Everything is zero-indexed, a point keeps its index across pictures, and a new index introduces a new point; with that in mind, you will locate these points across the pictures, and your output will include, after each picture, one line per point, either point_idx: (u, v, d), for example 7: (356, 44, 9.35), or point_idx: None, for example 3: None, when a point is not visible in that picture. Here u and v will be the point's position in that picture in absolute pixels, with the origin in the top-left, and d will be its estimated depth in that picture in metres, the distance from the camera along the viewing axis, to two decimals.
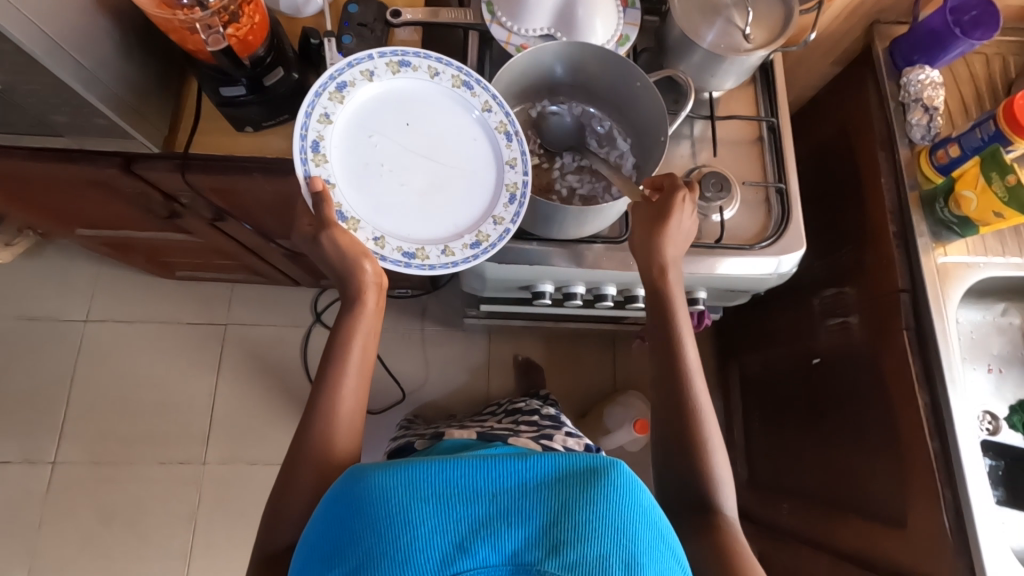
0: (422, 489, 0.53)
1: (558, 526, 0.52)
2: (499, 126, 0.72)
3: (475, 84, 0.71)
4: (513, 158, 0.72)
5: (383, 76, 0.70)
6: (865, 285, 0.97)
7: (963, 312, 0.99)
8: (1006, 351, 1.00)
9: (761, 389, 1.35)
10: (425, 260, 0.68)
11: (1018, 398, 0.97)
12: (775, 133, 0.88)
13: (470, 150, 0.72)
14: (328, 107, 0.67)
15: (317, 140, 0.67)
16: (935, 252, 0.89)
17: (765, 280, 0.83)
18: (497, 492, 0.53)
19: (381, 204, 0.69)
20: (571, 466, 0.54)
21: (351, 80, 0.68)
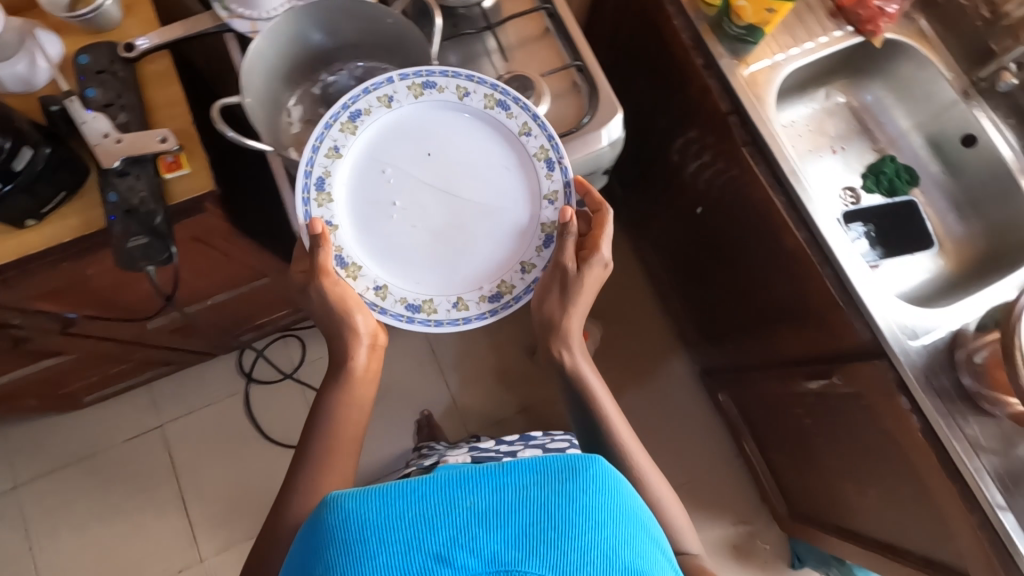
0: (394, 512, 0.44)
1: (552, 525, 0.45)
2: (539, 153, 0.73)
3: (513, 102, 0.73)
4: (552, 191, 0.74)
5: (404, 99, 0.72)
6: (701, 122, 1.01)
7: (793, 111, 1.06)
8: (842, 129, 1.07)
9: (675, 256, 1.41)
10: (432, 313, 0.72)
11: (866, 165, 1.06)
12: (555, 18, 0.89)
13: (503, 178, 0.75)
14: (339, 139, 0.70)
15: (323, 175, 0.70)
16: (740, 68, 0.93)
17: (602, 156, 0.85)
18: (480, 506, 0.45)
19: (391, 245, 0.73)
20: (557, 468, 0.46)
21: (366, 106, 0.71)
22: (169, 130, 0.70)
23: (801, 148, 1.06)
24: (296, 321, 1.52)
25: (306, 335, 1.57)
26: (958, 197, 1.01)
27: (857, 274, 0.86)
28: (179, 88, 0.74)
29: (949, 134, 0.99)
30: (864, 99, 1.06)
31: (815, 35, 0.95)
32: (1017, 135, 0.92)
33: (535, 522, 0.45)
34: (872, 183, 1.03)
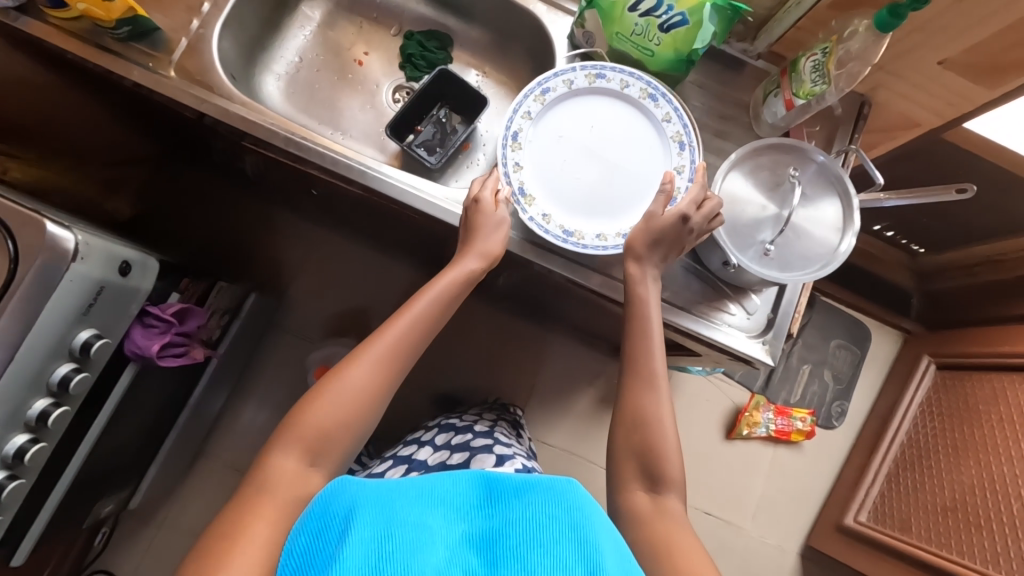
0: (394, 497, 0.49)
1: (530, 519, 0.47)
2: (675, 136, 0.73)
3: (663, 95, 0.73)
4: (682, 166, 0.73)
5: (580, 84, 0.73)
6: (202, 128, 0.84)
7: (289, 52, 0.92)
8: (353, 34, 0.94)
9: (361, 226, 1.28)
10: (581, 239, 0.70)
11: (398, 54, 0.95)
12: None
13: (640, 152, 0.74)
14: (531, 106, 0.72)
15: (517, 132, 0.72)
16: (163, 66, 0.75)
17: (80, 273, 0.70)
18: (466, 512, 0.49)
19: (556, 186, 0.72)
20: (541, 481, 0.50)
21: (555, 87, 0.73)
22: None
23: (325, 84, 0.92)
24: None
25: None
26: (484, 34, 0.95)
27: (425, 191, 0.78)
28: None
29: None
30: None
31: None
32: None
33: (508, 532, 0.47)
34: (411, 70, 0.93)
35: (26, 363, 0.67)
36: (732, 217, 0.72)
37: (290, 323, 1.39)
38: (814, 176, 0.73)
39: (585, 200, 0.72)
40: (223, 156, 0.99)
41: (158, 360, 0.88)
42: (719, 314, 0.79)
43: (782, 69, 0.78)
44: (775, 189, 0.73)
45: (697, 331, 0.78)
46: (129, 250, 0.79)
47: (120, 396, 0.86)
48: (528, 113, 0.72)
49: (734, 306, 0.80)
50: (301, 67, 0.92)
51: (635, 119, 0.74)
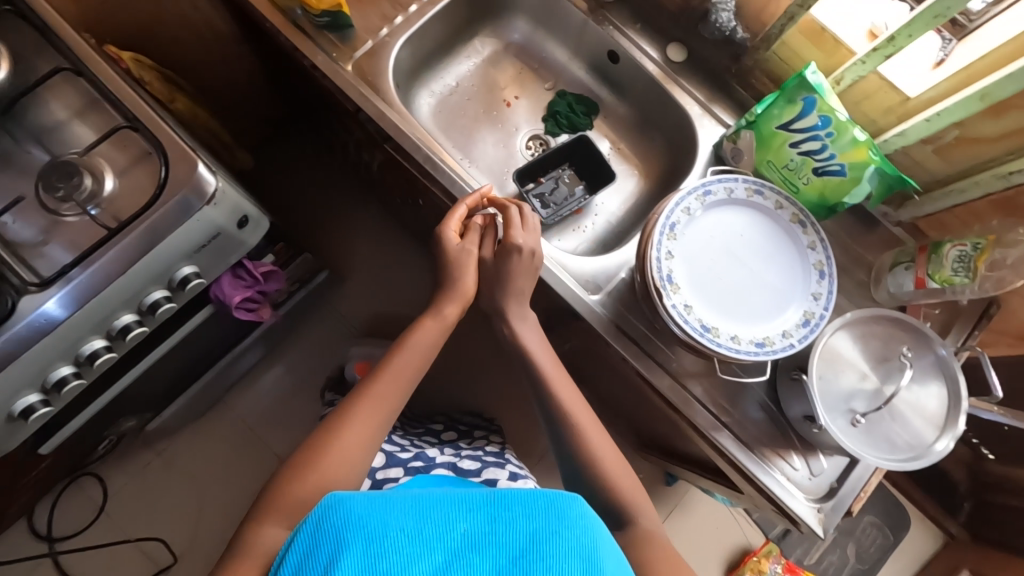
0: (391, 515, 0.44)
1: (544, 541, 0.44)
2: (817, 262, 0.66)
3: (813, 224, 0.68)
4: (817, 293, 0.66)
5: (738, 194, 0.68)
6: (352, 120, 0.90)
7: (449, 75, 0.96)
8: (510, 76, 0.99)
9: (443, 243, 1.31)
10: (718, 337, 0.62)
11: (545, 106, 0.99)
12: (92, 77, 0.73)
13: (782, 268, 0.67)
14: (689, 202, 0.67)
15: (673, 221, 0.66)
16: (345, 62, 0.82)
17: (208, 217, 0.74)
18: (472, 529, 0.44)
19: (696, 280, 0.65)
20: (551, 500, 0.46)
21: (714, 189, 0.68)
22: None
23: (471, 112, 0.97)
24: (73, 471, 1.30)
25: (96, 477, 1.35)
26: (632, 114, 0.97)
27: None
28: None
29: (599, 54, 0.94)
30: (514, 39, 0.98)
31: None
32: (647, 39, 0.87)
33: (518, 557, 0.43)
34: (553, 125, 0.98)
35: (130, 280, 0.71)
36: (830, 377, 0.69)
37: (345, 307, 1.42)
38: (929, 363, 0.69)
39: (724, 301, 0.65)
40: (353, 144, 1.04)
41: (233, 310, 0.92)
42: (778, 462, 0.76)
43: (920, 244, 0.76)
44: (882, 362, 0.70)
45: (754, 473, 0.74)
46: (251, 206, 0.83)
47: (187, 328, 0.89)
48: (686, 209, 0.67)
49: (797, 461, 0.76)
50: (454, 92, 0.96)
51: (779, 236, 0.68)
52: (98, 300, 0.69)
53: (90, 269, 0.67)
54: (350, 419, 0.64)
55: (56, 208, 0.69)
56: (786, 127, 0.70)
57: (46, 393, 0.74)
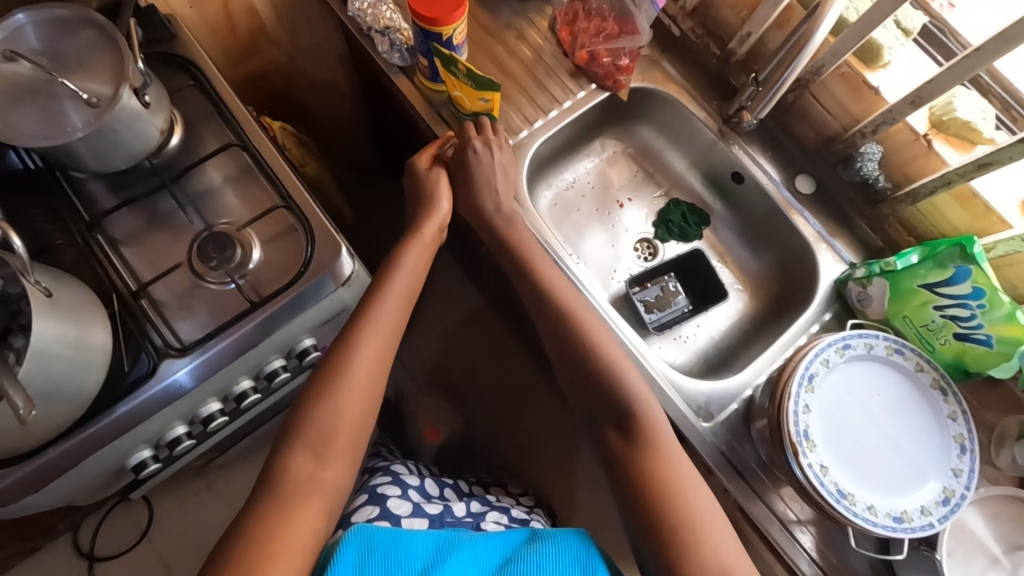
0: (397, 553, 0.62)
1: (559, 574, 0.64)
2: (958, 436, 0.64)
3: (955, 393, 0.66)
4: (958, 467, 0.63)
5: (879, 352, 0.67)
6: None
7: (567, 171, 0.99)
8: (626, 179, 1.01)
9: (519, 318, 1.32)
10: (854, 504, 0.60)
11: (656, 211, 1.00)
12: (253, 151, 0.77)
13: (920, 435, 0.65)
14: (829, 354, 0.66)
15: (812, 373, 0.65)
16: None
17: (338, 297, 0.77)
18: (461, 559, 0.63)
19: (833, 438, 0.63)
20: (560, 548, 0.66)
21: (855, 343, 0.67)
22: None
23: (585, 208, 0.99)
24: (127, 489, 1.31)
25: None
26: (747, 232, 0.96)
27: (644, 359, 0.80)
28: None
29: (722, 172, 0.95)
30: (636, 144, 1.00)
31: (558, 100, 0.89)
32: (778, 166, 0.87)
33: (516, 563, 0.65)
34: (664, 232, 0.98)
35: (259, 350, 0.74)
36: (960, 556, 0.66)
37: None
38: None
39: (860, 463, 0.63)
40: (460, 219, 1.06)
41: None
42: None
43: None
44: (1015, 549, 0.66)
45: None
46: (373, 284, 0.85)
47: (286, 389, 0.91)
48: (825, 361, 0.66)
49: None
50: (569, 188, 0.99)
51: (918, 400, 0.66)
52: (228, 368, 0.71)
53: (230, 342, 0.70)
54: (353, 361, 0.69)
55: (205, 274, 0.72)
56: (931, 288, 0.70)
57: (157, 449, 0.75)
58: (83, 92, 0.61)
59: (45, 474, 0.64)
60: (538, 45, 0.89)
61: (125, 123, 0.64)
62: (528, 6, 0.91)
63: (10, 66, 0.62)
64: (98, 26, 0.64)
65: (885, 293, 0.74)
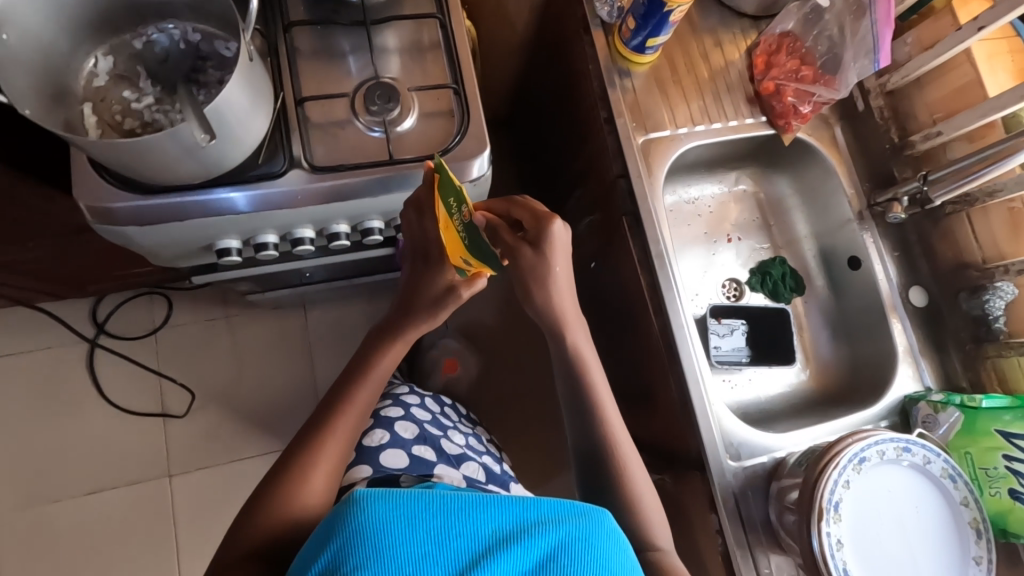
0: (393, 541, 0.51)
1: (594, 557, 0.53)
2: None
3: (988, 541, 0.65)
4: None
5: (934, 471, 0.67)
6: (596, 175, 0.96)
7: (696, 187, 1.01)
8: (743, 219, 1.02)
9: None
10: None
11: (758, 262, 1.01)
12: (447, 32, 0.80)
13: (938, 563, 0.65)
14: (888, 449, 0.66)
15: (864, 455, 0.65)
16: (637, 133, 0.87)
17: None
18: (460, 534, 0.53)
19: (858, 523, 0.64)
20: (581, 509, 0.57)
21: (915, 451, 0.66)
22: None
23: (696, 227, 1.00)
24: (166, 282, 1.39)
25: (177, 297, 1.44)
26: (836, 319, 0.96)
27: (700, 382, 0.80)
28: None
29: (840, 252, 0.95)
30: (770, 193, 1.01)
31: (727, 117, 0.90)
32: (899, 268, 0.87)
33: (535, 540, 0.54)
34: (758, 281, 0.99)
35: (373, 202, 0.77)
36: None
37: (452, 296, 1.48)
38: None
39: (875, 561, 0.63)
40: (574, 187, 1.10)
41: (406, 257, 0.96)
42: None
43: None
44: None
45: None
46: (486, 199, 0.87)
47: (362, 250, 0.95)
48: (881, 452, 0.66)
49: None
50: (692, 204, 1.00)
51: (949, 530, 0.66)
52: (340, 205, 0.75)
53: (355, 181, 0.73)
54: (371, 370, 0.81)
55: (361, 114, 0.76)
56: (1007, 435, 0.70)
57: (242, 245, 0.79)
58: None
59: (160, 213, 0.69)
60: (731, 61, 0.92)
61: None
62: (737, 22, 0.93)
63: None
64: None
65: (956, 424, 0.73)
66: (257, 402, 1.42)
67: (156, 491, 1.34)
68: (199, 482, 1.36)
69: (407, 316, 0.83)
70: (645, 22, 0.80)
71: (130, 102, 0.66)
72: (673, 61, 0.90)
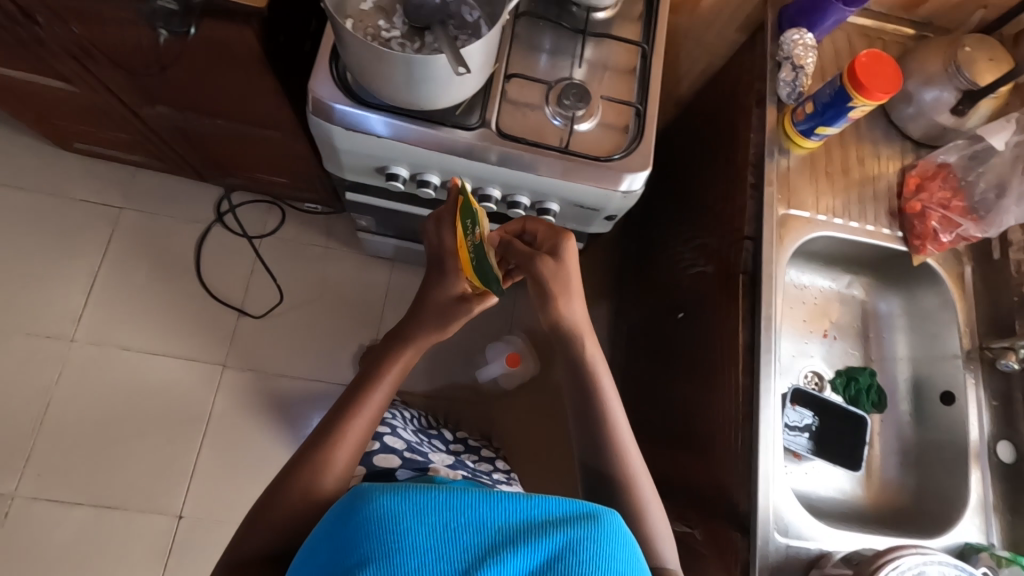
0: (401, 532, 0.54)
1: (603, 554, 0.55)
2: None
3: None
4: None
5: None
6: (722, 231, 1.01)
7: (809, 276, 1.04)
8: (844, 321, 1.04)
9: (638, 342, 1.37)
10: None
11: (846, 365, 1.01)
12: (646, 60, 0.89)
13: None
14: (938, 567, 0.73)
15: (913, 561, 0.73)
16: (778, 205, 0.93)
17: (609, 198, 0.86)
18: (461, 530, 0.55)
19: None
20: (586, 508, 0.59)
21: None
22: None
23: (797, 312, 1.03)
24: (289, 196, 1.51)
25: (290, 214, 1.56)
26: (910, 448, 0.97)
27: (766, 452, 0.81)
28: None
29: (935, 386, 0.96)
30: (878, 305, 1.03)
31: (865, 220, 0.95)
32: (995, 420, 0.86)
33: (543, 543, 0.55)
34: (841, 383, 0.99)
35: (530, 179, 0.85)
36: None
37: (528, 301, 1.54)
38: None
39: None
40: (690, 237, 1.15)
41: None
42: None
43: None
44: None
45: None
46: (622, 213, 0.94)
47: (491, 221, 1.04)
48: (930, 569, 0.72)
49: None
50: (801, 290, 1.03)
51: None
52: (505, 170, 0.84)
53: (529, 155, 0.82)
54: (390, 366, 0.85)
55: (554, 102, 0.84)
56: None
57: (407, 176, 0.90)
58: None
59: (368, 125, 0.81)
60: (884, 173, 0.96)
61: None
62: (899, 141, 0.98)
63: None
64: None
65: None
66: (321, 331, 1.50)
67: (208, 375, 1.43)
68: (245, 383, 1.43)
69: (441, 310, 0.87)
70: (825, 110, 0.86)
71: (382, 30, 0.77)
72: (832, 155, 0.96)
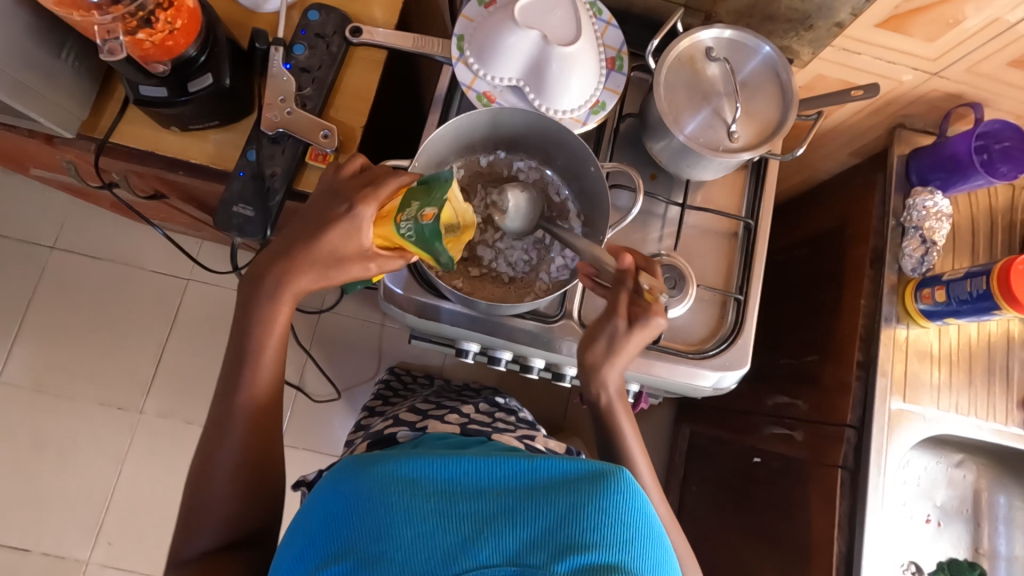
0: (385, 503, 0.45)
1: (616, 518, 0.45)
2: None
3: None
4: None
5: None
6: (815, 401, 0.91)
7: (919, 455, 0.93)
8: (950, 504, 0.93)
9: (701, 461, 1.27)
10: None
11: (950, 556, 0.91)
12: (750, 237, 0.79)
13: None
14: None
15: None
16: (892, 395, 0.82)
17: (699, 389, 0.78)
18: (454, 500, 0.46)
19: None
20: (593, 467, 0.48)
21: None
22: (336, 125, 0.68)
23: (900, 494, 0.91)
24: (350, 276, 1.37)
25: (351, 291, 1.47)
26: None
27: None
28: (374, 84, 0.71)
29: None
30: (994, 489, 0.93)
31: (993, 416, 0.83)
32: None
33: (543, 508, 0.45)
34: None
35: None
36: None
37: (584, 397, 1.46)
38: None
39: None
40: (780, 381, 1.04)
41: None
42: None
43: None
44: None
45: None
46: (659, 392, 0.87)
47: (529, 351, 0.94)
48: None
49: None
50: (908, 470, 0.92)
51: None
52: None
53: None
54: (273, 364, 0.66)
55: None
56: None
57: (478, 350, 0.80)
58: (734, 128, 0.66)
59: (436, 312, 0.72)
60: (1012, 353, 0.85)
61: (714, 164, 0.68)
62: None
63: (702, 59, 0.68)
64: (784, 87, 0.68)
65: None
66: None
67: None
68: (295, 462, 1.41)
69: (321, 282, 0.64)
70: (960, 308, 0.76)
71: None
72: (959, 334, 0.84)
